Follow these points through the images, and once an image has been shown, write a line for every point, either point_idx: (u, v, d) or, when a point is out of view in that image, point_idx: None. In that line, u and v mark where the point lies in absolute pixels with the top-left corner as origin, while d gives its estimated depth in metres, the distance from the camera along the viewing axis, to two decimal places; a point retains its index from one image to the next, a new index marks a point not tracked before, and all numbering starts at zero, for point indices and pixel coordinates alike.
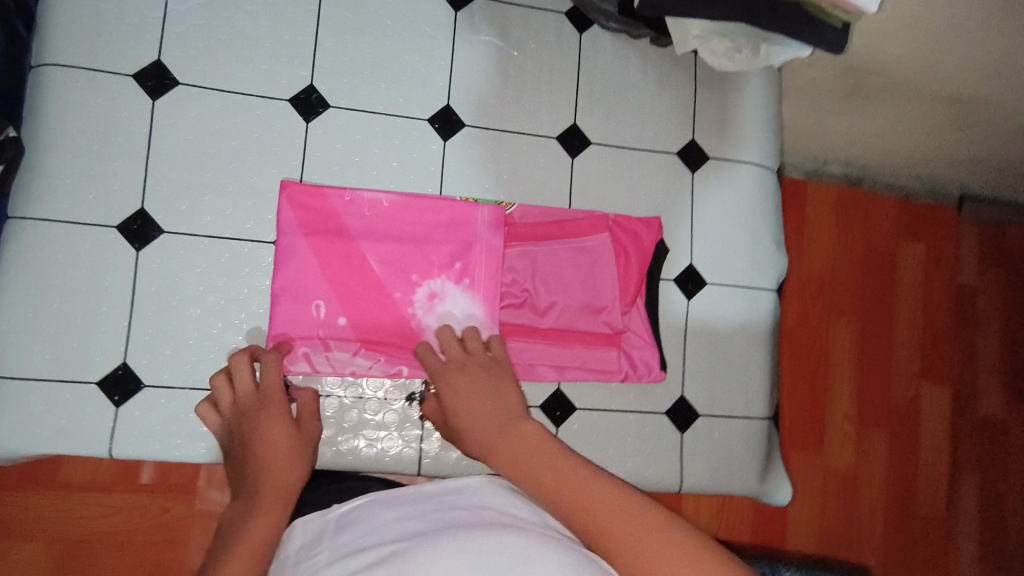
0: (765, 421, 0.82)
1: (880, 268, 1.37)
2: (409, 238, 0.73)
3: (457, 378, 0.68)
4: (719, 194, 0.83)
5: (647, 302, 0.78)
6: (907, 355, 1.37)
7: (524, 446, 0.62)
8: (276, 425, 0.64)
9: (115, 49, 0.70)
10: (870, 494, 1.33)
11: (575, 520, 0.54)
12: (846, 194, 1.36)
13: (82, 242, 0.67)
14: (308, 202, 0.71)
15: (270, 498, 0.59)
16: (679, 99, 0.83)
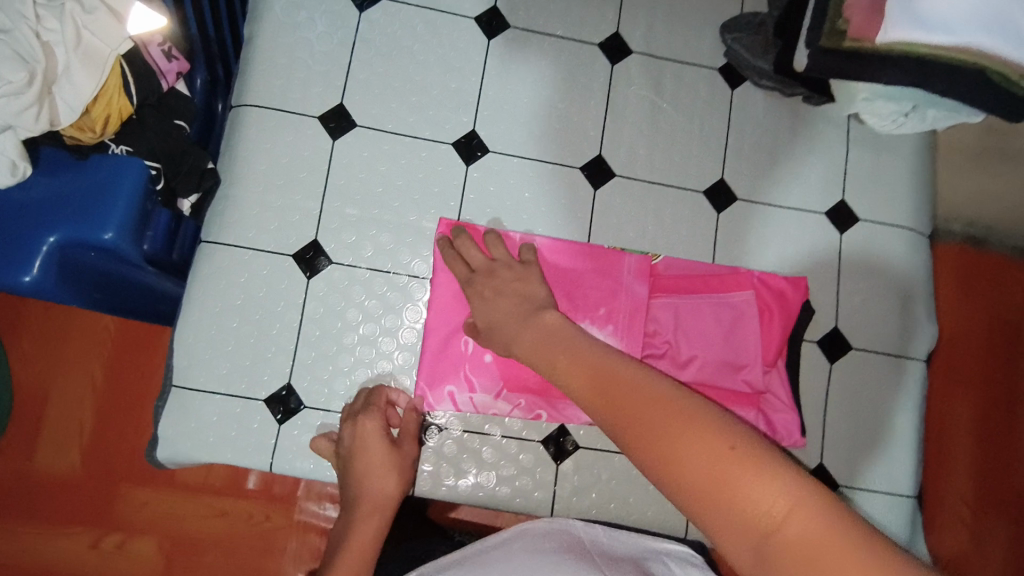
0: (908, 496, 0.78)
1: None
2: (556, 281, 0.74)
3: (496, 280, 0.66)
4: (867, 256, 0.81)
5: (788, 363, 0.77)
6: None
7: (569, 365, 0.54)
8: (374, 445, 0.68)
9: (304, 91, 0.76)
10: None
11: (640, 445, 0.46)
12: None
13: (261, 268, 0.73)
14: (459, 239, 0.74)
15: (368, 518, 0.66)
16: (829, 158, 0.82)
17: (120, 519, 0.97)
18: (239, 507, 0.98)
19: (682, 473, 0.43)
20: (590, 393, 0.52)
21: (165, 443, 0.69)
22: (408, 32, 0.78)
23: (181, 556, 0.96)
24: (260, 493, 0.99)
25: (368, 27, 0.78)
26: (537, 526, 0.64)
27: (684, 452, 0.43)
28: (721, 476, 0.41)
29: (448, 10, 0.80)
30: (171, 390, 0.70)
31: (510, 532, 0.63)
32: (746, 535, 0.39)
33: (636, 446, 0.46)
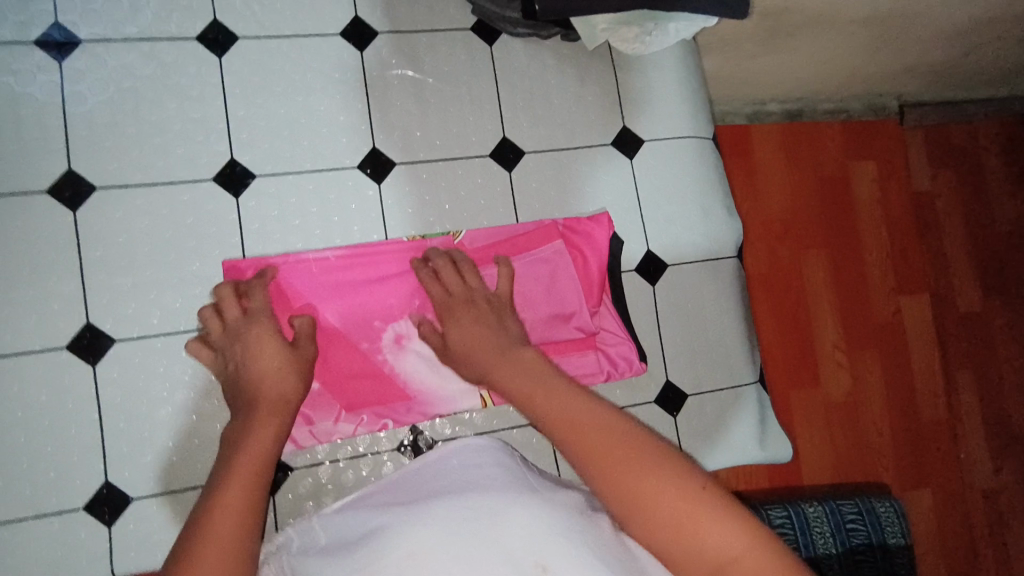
0: (753, 384, 0.83)
1: (837, 194, 1.39)
2: (364, 287, 0.72)
3: (459, 307, 0.69)
4: (662, 174, 0.83)
5: (614, 298, 0.78)
6: (880, 272, 1.40)
7: (520, 383, 0.63)
8: (268, 341, 0.64)
9: (23, 167, 0.67)
10: (873, 413, 1.36)
11: (584, 444, 0.55)
12: (789, 129, 1.37)
13: (35, 370, 0.66)
14: (252, 274, 0.70)
15: (264, 420, 0.60)
16: (602, 89, 0.83)
17: None
18: None
19: (601, 462, 0.53)
20: (545, 403, 0.60)
21: None
22: (125, 70, 0.71)
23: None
24: None
25: (76, 77, 0.69)
26: (471, 440, 0.65)
27: (620, 456, 0.53)
28: (643, 469, 0.52)
29: (164, 35, 0.72)
30: None
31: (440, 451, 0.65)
32: (652, 528, 0.49)
33: (580, 442, 0.55)
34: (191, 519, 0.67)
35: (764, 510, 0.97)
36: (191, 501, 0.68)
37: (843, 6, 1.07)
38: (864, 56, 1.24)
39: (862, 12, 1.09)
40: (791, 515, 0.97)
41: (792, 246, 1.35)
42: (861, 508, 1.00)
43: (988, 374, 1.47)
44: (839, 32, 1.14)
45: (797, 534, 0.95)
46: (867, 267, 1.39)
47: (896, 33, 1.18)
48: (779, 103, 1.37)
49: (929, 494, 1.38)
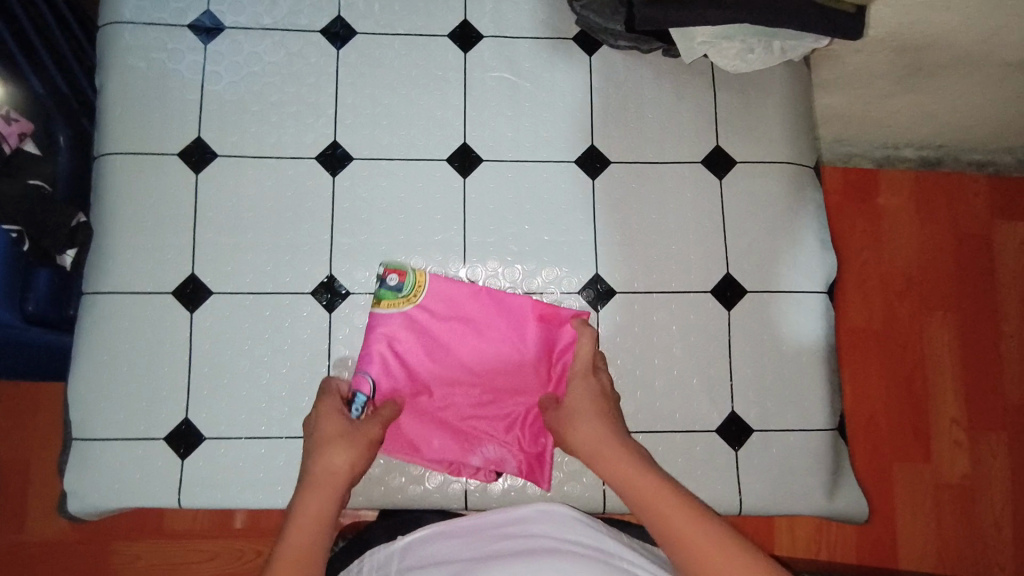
0: (829, 431, 0.77)
1: (976, 256, 1.26)
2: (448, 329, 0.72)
3: (331, 404, 0.66)
4: (753, 198, 0.80)
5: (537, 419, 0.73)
6: (1019, 348, 1.24)
7: (614, 449, 0.62)
8: (331, 418, 0.66)
9: (163, 133, 0.77)
10: (994, 504, 1.20)
11: (651, 511, 0.56)
12: (924, 179, 1.27)
13: (144, 309, 0.74)
14: (439, 286, 0.72)
15: (318, 493, 0.61)
16: (698, 107, 0.81)
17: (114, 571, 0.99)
18: (229, 547, 1.00)
19: (670, 531, 0.53)
20: (620, 470, 0.60)
21: (75, 495, 0.71)
22: (257, 56, 0.79)
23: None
24: (247, 531, 1.01)
25: (216, 59, 0.79)
26: (551, 504, 0.66)
27: (666, 507, 0.55)
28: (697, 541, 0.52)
29: (293, 27, 0.80)
30: (74, 442, 0.72)
31: (518, 510, 0.66)
32: None
33: (651, 509, 0.56)
34: (250, 465, 0.73)
35: None
36: (253, 450, 0.73)
37: (993, 47, 0.97)
38: (1019, 105, 1.12)
39: (1018, 54, 0.99)
40: None
41: (914, 305, 1.24)
42: None
43: None
44: (987, 76, 1.04)
45: None
46: (1005, 338, 1.24)
47: None
48: (914, 149, 1.25)
49: None
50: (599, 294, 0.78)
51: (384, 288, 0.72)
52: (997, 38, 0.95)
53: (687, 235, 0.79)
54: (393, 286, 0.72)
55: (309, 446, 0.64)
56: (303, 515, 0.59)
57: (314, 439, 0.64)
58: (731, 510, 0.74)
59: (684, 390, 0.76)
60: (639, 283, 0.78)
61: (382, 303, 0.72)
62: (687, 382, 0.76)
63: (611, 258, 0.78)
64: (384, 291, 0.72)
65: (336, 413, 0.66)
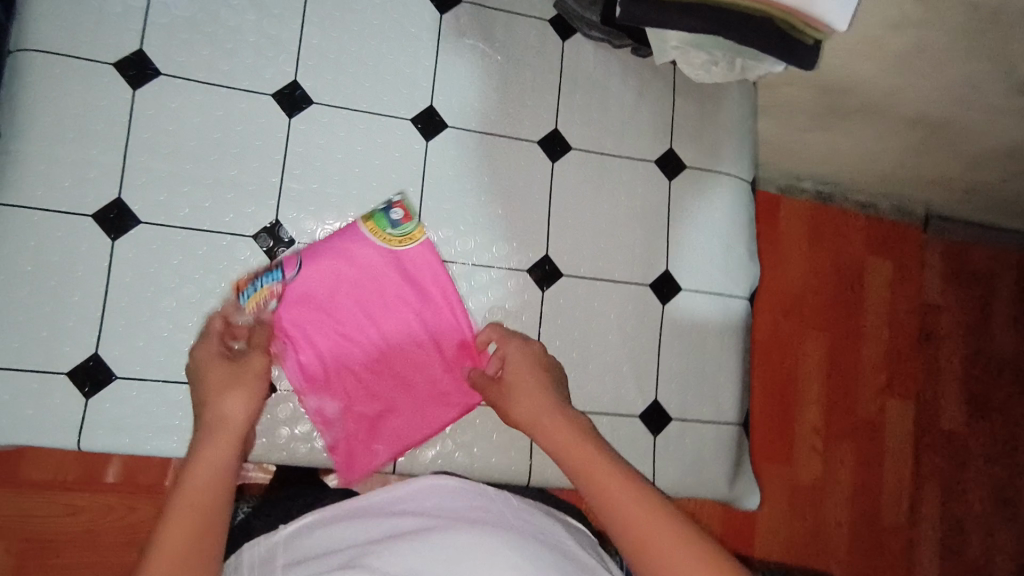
0: (737, 426, 0.83)
1: (849, 286, 1.41)
2: (364, 285, 0.71)
3: (208, 346, 0.62)
4: (696, 203, 0.85)
5: (420, 400, 0.73)
6: (872, 369, 1.42)
7: (563, 438, 0.57)
8: (214, 357, 0.60)
9: (96, 38, 0.69)
10: (837, 504, 1.37)
11: (602, 501, 0.51)
12: (817, 211, 1.40)
13: (55, 229, 0.66)
14: (404, 252, 0.71)
15: (216, 443, 0.53)
16: (657, 108, 0.85)
17: None
18: (98, 501, 0.88)
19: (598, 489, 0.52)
20: (544, 429, 0.58)
21: None
22: None
23: (33, 560, 0.86)
24: (122, 485, 0.89)
25: None
26: (435, 479, 0.62)
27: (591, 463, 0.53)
28: (650, 525, 0.48)
29: None
30: None
31: (411, 488, 0.61)
32: None
33: (598, 494, 0.51)
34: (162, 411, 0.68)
35: None
36: (170, 395, 0.68)
37: (895, 101, 1.10)
38: (905, 157, 1.27)
39: (913, 112, 1.13)
40: None
41: (795, 323, 1.37)
42: None
43: (954, 494, 1.47)
44: (886, 126, 1.18)
45: None
46: (864, 360, 1.42)
47: (940, 141, 1.21)
48: (812, 182, 1.38)
49: None
50: (546, 275, 0.79)
51: (382, 215, 0.71)
52: (900, 94, 1.08)
53: (634, 229, 0.82)
54: (393, 220, 0.71)
55: (194, 394, 0.59)
56: (199, 456, 0.52)
57: (202, 380, 0.59)
58: None
59: (615, 376, 0.80)
60: (585, 268, 0.80)
61: (373, 226, 0.71)
62: (617, 368, 0.80)
63: (562, 240, 0.80)
64: (380, 217, 0.71)
65: (216, 357, 0.61)
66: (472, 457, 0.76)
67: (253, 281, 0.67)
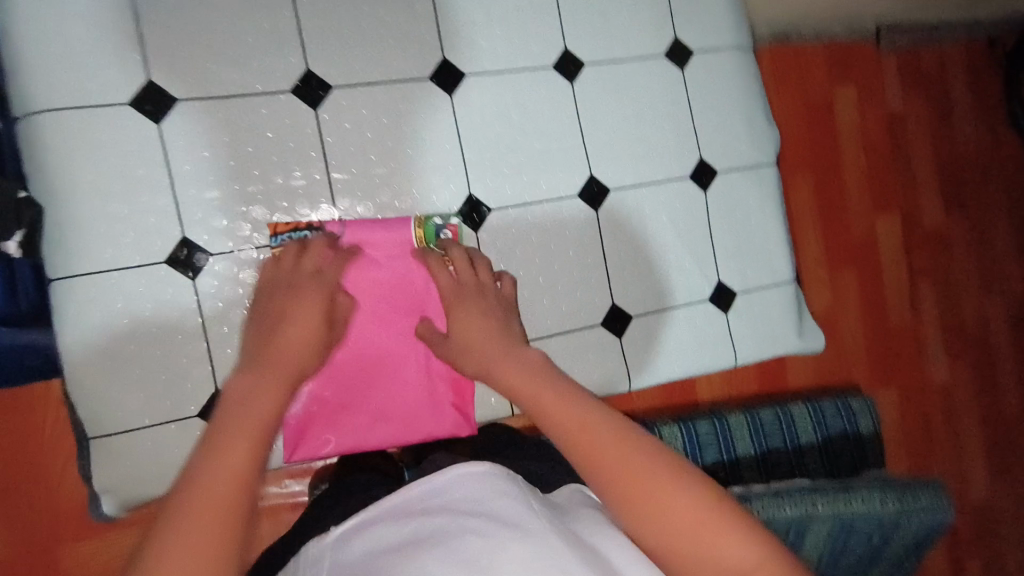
0: (791, 281, 0.91)
1: (821, 119, 1.44)
2: (381, 283, 0.73)
3: (288, 276, 0.66)
4: (711, 86, 0.87)
5: (401, 401, 0.74)
6: (857, 191, 1.49)
7: (529, 395, 0.61)
8: (313, 292, 0.66)
9: (101, 81, 0.66)
10: (851, 322, 1.50)
11: (580, 451, 0.56)
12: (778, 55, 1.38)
13: (137, 285, 0.67)
14: (431, 276, 0.74)
15: (271, 381, 0.59)
16: (653, 2, 0.85)
17: None
18: None
19: (584, 440, 0.56)
20: (514, 384, 0.63)
21: (110, 492, 0.67)
22: None
23: None
24: None
25: None
26: (466, 464, 0.56)
27: (577, 419, 0.57)
28: (620, 456, 0.54)
29: None
30: (92, 442, 0.66)
31: (436, 481, 0.55)
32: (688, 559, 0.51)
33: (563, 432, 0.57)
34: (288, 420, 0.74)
35: (755, 412, 1.17)
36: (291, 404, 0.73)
37: None
38: None
39: None
40: (778, 415, 1.18)
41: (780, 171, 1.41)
42: (838, 406, 1.21)
43: (946, 284, 1.62)
44: None
45: (783, 431, 1.17)
46: (848, 186, 1.48)
47: None
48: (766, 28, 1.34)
49: (894, 391, 1.56)
50: (595, 195, 0.82)
51: (434, 231, 0.74)
52: None
53: (663, 127, 0.84)
54: (441, 239, 0.73)
55: (262, 334, 0.62)
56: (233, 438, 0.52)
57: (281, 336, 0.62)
58: (730, 363, 0.87)
59: (681, 268, 0.85)
60: (628, 178, 0.83)
61: (424, 236, 0.73)
62: (681, 261, 0.85)
63: (601, 157, 0.82)
64: (432, 231, 0.74)
65: (307, 287, 0.66)
66: (575, 379, 0.81)
67: (289, 231, 0.70)
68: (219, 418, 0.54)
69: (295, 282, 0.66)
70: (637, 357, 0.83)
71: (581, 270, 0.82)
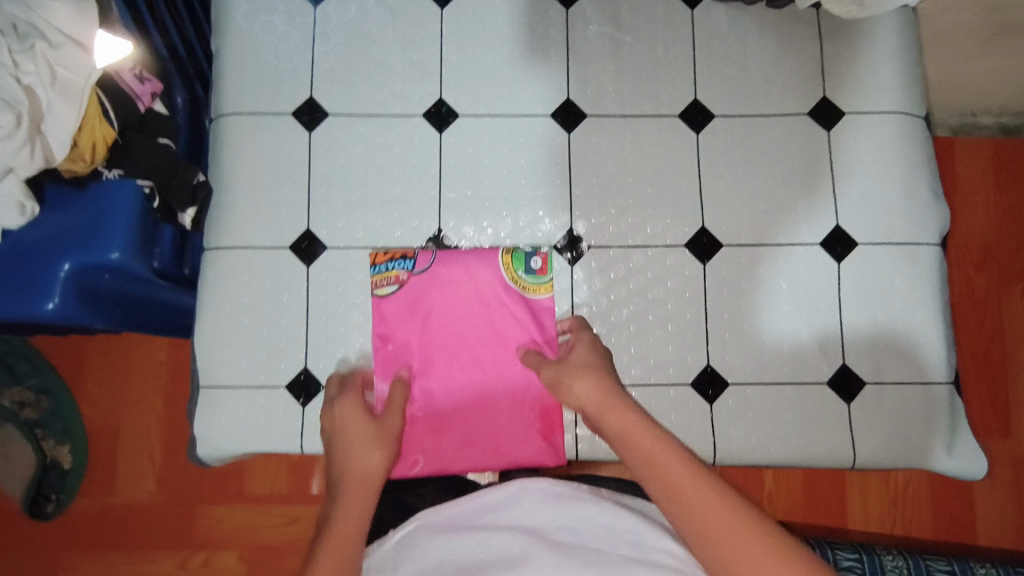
0: (945, 385, 0.75)
1: None
2: (473, 306, 0.72)
3: (351, 401, 0.67)
4: (862, 151, 0.79)
5: (486, 430, 0.72)
6: None
7: (641, 437, 0.57)
8: (356, 414, 0.66)
9: (276, 94, 0.79)
10: None
11: (675, 501, 0.53)
12: (1002, 147, 1.19)
13: (265, 264, 0.77)
14: (522, 307, 0.72)
15: (357, 491, 0.61)
16: (803, 59, 0.80)
17: (202, 532, 1.10)
18: (308, 511, 1.09)
19: (680, 496, 0.53)
20: (608, 421, 0.59)
21: (204, 440, 0.76)
22: (364, 17, 0.80)
23: (267, 562, 1.08)
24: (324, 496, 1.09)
25: (325, 21, 0.80)
26: (528, 481, 0.61)
27: (668, 473, 0.54)
28: (721, 522, 0.51)
29: None
30: (200, 391, 0.77)
31: (502, 492, 0.60)
32: None
33: (675, 503, 0.53)
34: None
35: (922, 560, 0.90)
36: None
37: None
38: None
39: None
40: (955, 571, 0.88)
41: (994, 277, 1.17)
42: None
43: None
44: None
45: None
46: None
47: None
48: (992, 117, 1.14)
49: None
50: (705, 248, 0.77)
51: (523, 258, 0.72)
52: None
53: (793, 189, 0.78)
54: (529, 267, 0.72)
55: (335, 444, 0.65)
56: (346, 509, 0.59)
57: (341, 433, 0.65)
58: (844, 464, 0.75)
59: (796, 342, 0.76)
60: (746, 235, 0.78)
61: (511, 263, 0.72)
62: (796, 335, 0.76)
63: (717, 210, 0.78)
64: (521, 258, 0.72)
65: (357, 413, 0.66)
66: None
67: (388, 261, 0.72)
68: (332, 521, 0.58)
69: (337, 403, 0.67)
70: (730, 429, 0.75)
71: (677, 324, 0.77)
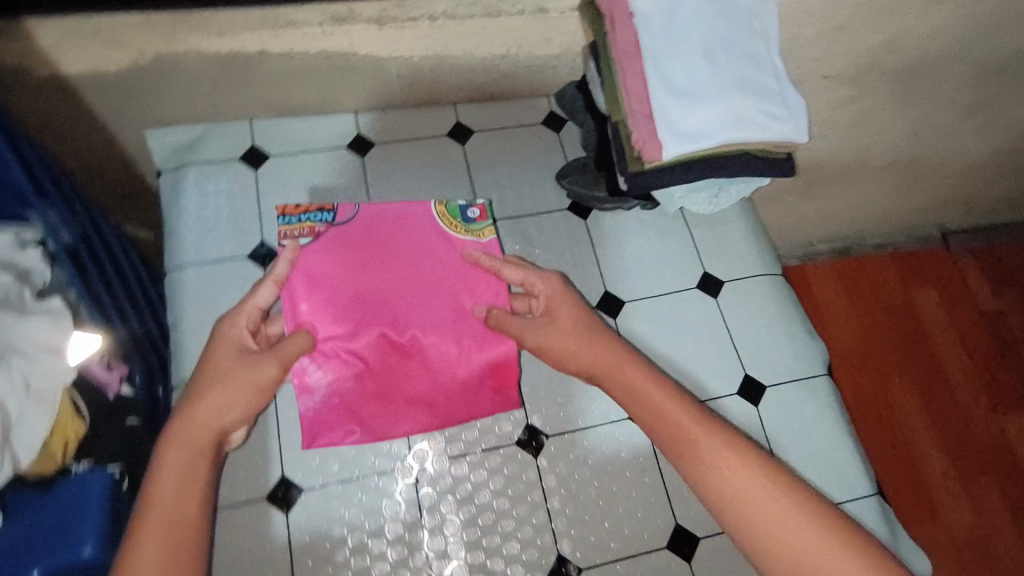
0: (872, 495, 0.87)
1: (904, 321, 1.57)
2: (395, 276, 0.77)
3: (234, 329, 0.70)
4: (746, 310, 0.96)
5: (418, 394, 0.76)
6: (971, 395, 1.51)
7: (678, 420, 0.69)
8: (229, 351, 0.68)
9: None
10: (1008, 546, 1.38)
11: (716, 472, 0.65)
12: (841, 267, 1.59)
13: (242, 519, 0.77)
14: (444, 271, 0.78)
15: (181, 446, 0.62)
16: (680, 245, 0.99)
17: None
18: None
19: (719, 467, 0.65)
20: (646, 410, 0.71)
21: None
22: None
23: None
24: None
25: None
26: None
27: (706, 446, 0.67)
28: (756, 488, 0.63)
29: None
30: None
31: None
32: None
33: (708, 474, 0.65)
34: None
35: None
36: None
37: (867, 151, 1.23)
38: (899, 194, 1.40)
39: (890, 158, 1.27)
40: None
41: (873, 375, 1.50)
42: None
43: None
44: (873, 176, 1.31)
45: None
46: (958, 388, 1.52)
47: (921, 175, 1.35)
48: (826, 244, 1.56)
49: None
50: None
51: (459, 211, 0.82)
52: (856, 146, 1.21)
53: (703, 351, 0.92)
54: (468, 216, 0.82)
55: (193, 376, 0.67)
56: (168, 471, 0.60)
57: (204, 372, 0.67)
58: None
59: None
60: None
61: (453, 216, 0.82)
62: None
63: None
64: (458, 211, 0.82)
65: (232, 346, 0.69)
66: None
67: (299, 214, 0.77)
68: (150, 484, 0.60)
69: (215, 338, 0.70)
70: None
71: (641, 491, 0.84)
